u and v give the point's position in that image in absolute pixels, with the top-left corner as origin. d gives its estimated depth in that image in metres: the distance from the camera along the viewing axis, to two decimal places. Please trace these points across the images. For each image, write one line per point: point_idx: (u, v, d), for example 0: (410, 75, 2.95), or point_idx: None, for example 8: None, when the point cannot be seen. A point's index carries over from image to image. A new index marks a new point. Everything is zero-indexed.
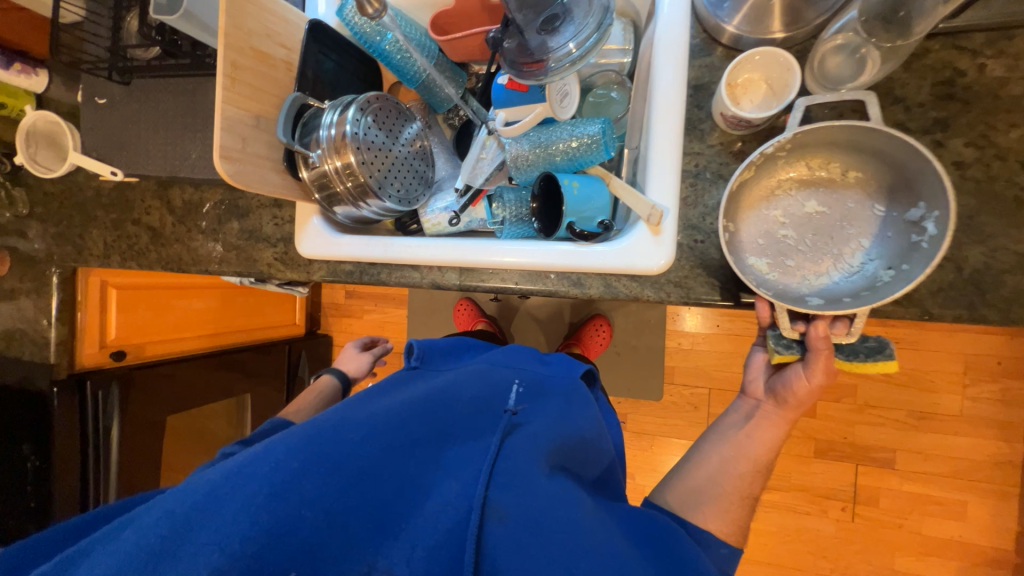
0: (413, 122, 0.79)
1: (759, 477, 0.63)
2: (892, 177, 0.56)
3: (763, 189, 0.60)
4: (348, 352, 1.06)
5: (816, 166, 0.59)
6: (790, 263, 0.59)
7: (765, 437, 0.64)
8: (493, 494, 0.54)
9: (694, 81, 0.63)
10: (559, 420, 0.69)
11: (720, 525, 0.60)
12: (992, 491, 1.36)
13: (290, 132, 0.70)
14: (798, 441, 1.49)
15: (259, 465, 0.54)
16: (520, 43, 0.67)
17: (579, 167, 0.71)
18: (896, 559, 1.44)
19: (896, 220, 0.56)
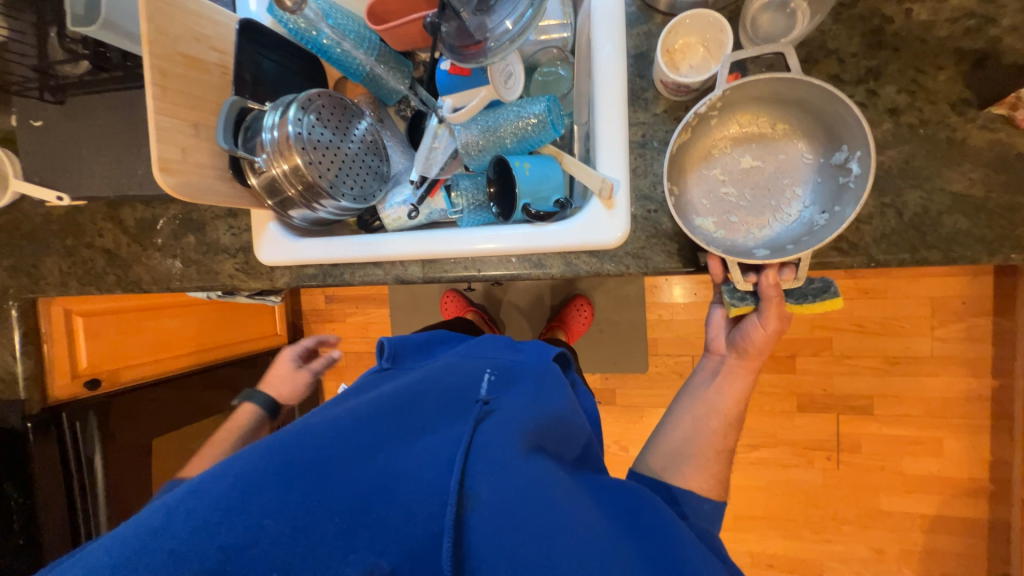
0: (362, 118, 0.78)
1: (732, 431, 0.65)
2: (812, 121, 0.55)
3: (700, 151, 0.59)
4: (278, 369, 1.02)
5: (746, 122, 0.58)
6: (734, 220, 0.59)
7: (733, 390, 0.66)
8: (470, 483, 0.55)
9: (634, 50, 0.62)
10: (532, 403, 0.69)
11: (699, 481, 0.61)
12: (966, 425, 1.42)
13: (232, 137, 0.69)
14: (781, 398, 1.54)
15: (223, 482, 0.52)
16: (458, 26, 0.65)
17: (530, 148, 0.71)
18: (882, 501, 1.50)
19: (825, 161, 0.55)
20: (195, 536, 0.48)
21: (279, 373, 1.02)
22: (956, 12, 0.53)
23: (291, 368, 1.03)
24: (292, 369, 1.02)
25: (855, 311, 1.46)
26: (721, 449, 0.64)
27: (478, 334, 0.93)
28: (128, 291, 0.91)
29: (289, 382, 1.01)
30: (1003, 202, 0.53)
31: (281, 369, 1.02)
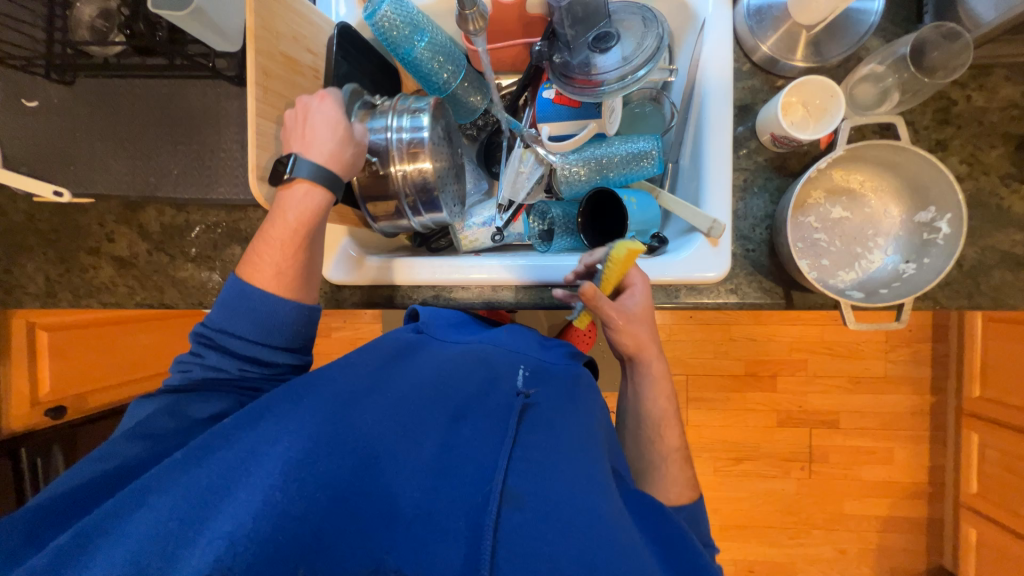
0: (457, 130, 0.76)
1: (670, 431, 0.66)
2: (899, 183, 0.63)
3: (799, 198, 0.66)
4: (315, 119, 0.57)
5: (840, 178, 0.66)
6: (829, 266, 0.66)
7: (656, 400, 0.67)
8: (511, 480, 0.49)
9: (737, 103, 0.68)
10: (581, 402, 0.62)
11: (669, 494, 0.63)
12: (911, 436, 1.65)
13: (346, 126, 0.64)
14: (762, 413, 1.69)
15: (276, 442, 0.48)
16: (571, 60, 0.68)
17: (627, 181, 0.74)
18: (845, 505, 1.68)
19: (904, 218, 0.64)
20: (235, 500, 0.44)
21: (318, 129, 0.57)
22: (1006, 102, 0.64)
23: (343, 133, 0.58)
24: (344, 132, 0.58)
25: (827, 334, 1.65)
26: (674, 449, 0.66)
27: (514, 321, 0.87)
28: (147, 305, 0.79)
29: (346, 161, 0.59)
30: None
31: (325, 125, 0.57)
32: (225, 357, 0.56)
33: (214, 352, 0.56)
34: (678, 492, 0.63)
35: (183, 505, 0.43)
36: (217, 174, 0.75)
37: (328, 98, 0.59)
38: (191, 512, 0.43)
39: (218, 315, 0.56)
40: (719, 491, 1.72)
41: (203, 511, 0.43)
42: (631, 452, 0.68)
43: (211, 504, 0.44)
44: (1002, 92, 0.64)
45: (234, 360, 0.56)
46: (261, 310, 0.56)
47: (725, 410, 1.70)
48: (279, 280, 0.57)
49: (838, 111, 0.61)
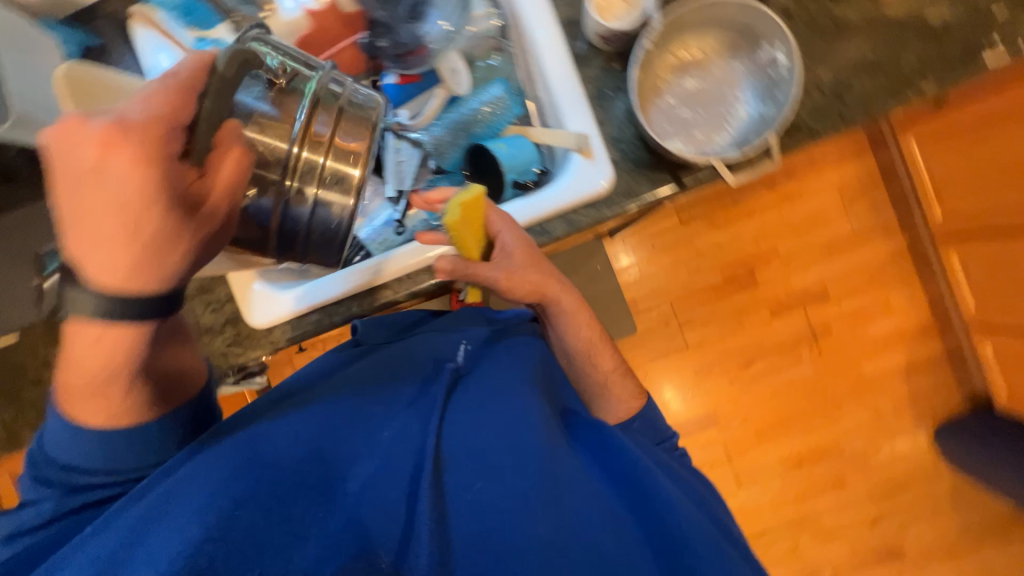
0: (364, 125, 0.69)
1: (607, 356, 0.79)
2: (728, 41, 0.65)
3: (650, 85, 0.67)
4: (97, 191, 0.43)
5: (679, 51, 0.67)
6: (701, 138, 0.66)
7: (582, 334, 0.76)
8: (444, 451, 0.60)
9: (564, 19, 0.70)
10: (512, 382, 0.69)
11: (621, 411, 0.79)
12: (900, 280, 1.66)
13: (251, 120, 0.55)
14: (754, 311, 1.70)
15: (201, 474, 0.52)
16: (395, 39, 0.71)
17: (497, 131, 0.76)
18: (865, 368, 1.69)
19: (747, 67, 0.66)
20: (170, 527, 0.49)
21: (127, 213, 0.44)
22: None
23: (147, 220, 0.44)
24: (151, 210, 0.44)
25: (784, 215, 1.67)
26: (610, 369, 0.79)
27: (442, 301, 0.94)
28: None
29: (155, 263, 0.45)
30: (887, 58, 0.65)
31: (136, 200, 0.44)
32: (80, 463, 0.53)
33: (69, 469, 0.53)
34: (622, 405, 0.79)
35: (118, 541, 0.48)
36: None
37: (116, 145, 0.42)
38: (151, 541, 0.48)
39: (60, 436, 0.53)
40: (743, 399, 1.73)
41: (161, 540, 0.48)
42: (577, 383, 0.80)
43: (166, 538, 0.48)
44: None
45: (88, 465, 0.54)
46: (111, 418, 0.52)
47: (719, 322, 1.71)
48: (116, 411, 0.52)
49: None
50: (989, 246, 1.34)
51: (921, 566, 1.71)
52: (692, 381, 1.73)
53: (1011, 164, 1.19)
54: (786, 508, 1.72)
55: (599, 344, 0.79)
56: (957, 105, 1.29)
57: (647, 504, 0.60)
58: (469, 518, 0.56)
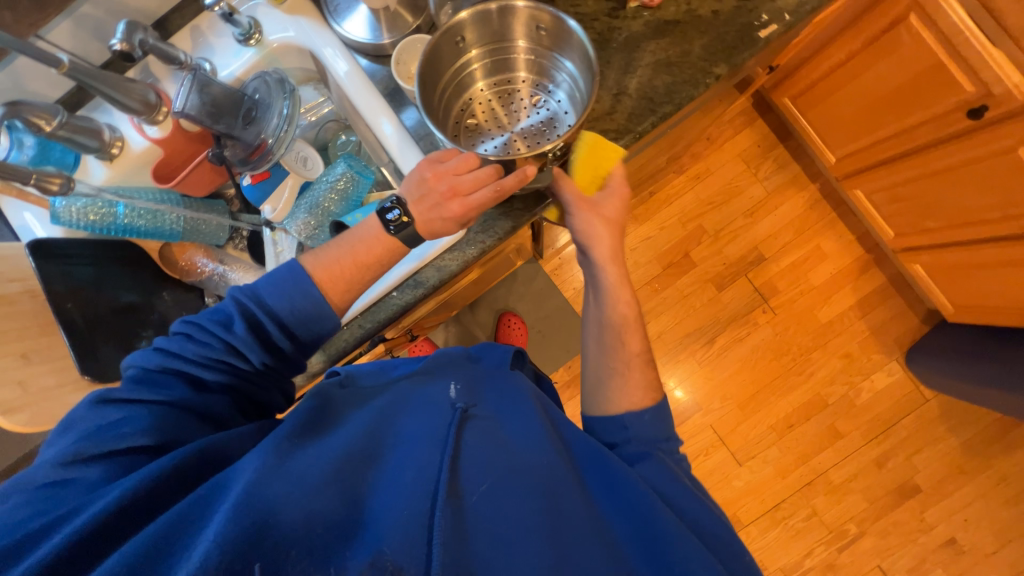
0: (510, 94, 0.72)
1: (635, 336, 0.79)
2: (504, 22, 0.66)
3: (525, 105, 0.71)
4: (463, 179, 0.62)
5: (547, 73, 0.71)
6: (531, 117, 0.71)
7: (620, 302, 0.78)
8: (464, 475, 0.56)
9: (387, 90, 0.75)
10: (526, 423, 0.67)
11: (641, 393, 0.76)
12: (823, 225, 1.71)
13: (493, 107, 0.72)
14: (701, 290, 1.73)
15: (221, 495, 0.45)
16: (239, 144, 0.76)
17: (355, 203, 0.77)
18: (822, 316, 1.71)
19: (530, 39, 0.68)
20: (189, 544, 0.41)
21: (468, 170, 0.63)
22: None
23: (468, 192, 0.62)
24: (458, 187, 0.62)
25: (700, 195, 1.74)
26: (636, 356, 0.79)
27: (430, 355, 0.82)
28: None
29: None
30: (678, 54, 0.71)
31: (462, 173, 0.62)
32: (166, 380, 0.55)
33: (149, 384, 0.54)
34: (642, 395, 0.76)
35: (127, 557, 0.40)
36: None
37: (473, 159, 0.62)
38: (162, 550, 0.41)
39: (213, 309, 0.59)
40: (718, 376, 1.73)
41: (183, 533, 0.42)
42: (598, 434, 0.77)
43: (180, 548, 0.41)
44: None
45: (147, 406, 0.52)
46: (286, 288, 0.59)
47: (672, 308, 1.73)
48: (314, 313, 0.60)
49: (493, 46, 0.69)
50: (879, 176, 1.41)
51: (940, 498, 1.67)
52: (663, 373, 1.72)
53: (870, 100, 1.27)
54: (791, 475, 1.69)
55: (632, 326, 0.80)
56: (805, 66, 1.37)
57: (650, 536, 0.59)
58: (495, 537, 0.52)
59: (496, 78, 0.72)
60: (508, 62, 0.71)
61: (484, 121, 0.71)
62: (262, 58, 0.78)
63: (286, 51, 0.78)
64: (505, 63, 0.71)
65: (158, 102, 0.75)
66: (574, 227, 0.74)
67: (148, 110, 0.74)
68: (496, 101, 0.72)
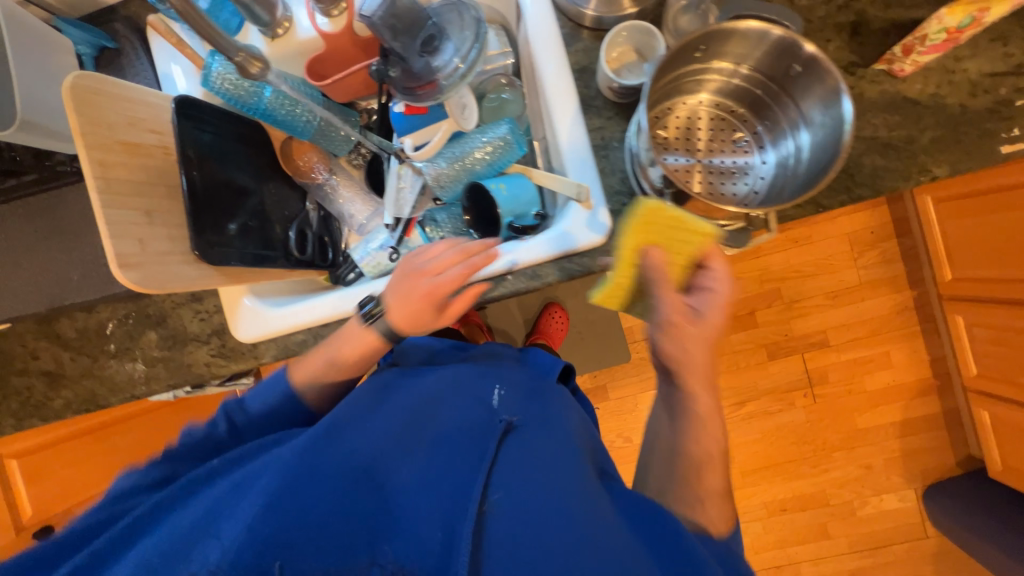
0: (728, 126, 0.61)
1: (716, 473, 0.57)
2: (780, 54, 0.53)
3: (728, 147, 0.61)
4: (444, 249, 0.64)
5: (779, 128, 0.59)
6: (726, 165, 0.61)
7: (706, 438, 0.58)
8: (490, 493, 0.51)
9: (576, 65, 0.68)
10: (559, 433, 0.60)
11: (720, 519, 0.55)
12: (902, 334, 1.62)
13: (699, 129, 0.62)
14: (751, 352, 1.67)
15: (252, 488, 0.50)
16: (406, 69, 0.70)
17: (499, 169, 0.74)
18: (859, 420, 1.65)
19: (781, 80, 0.56)
20: (220, 533, 0.46)
21: (435, 256, 0.64)
22: None
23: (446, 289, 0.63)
24: (428, 268, 0.64)
25: (791, 259, 1.63)
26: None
27: (488, 344, 0.81)
28: (87, 411, 0.81)
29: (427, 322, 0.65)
30: (900, 137, 0.64)
31: (432, 256, 0.64)
32: None
33: None
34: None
35: (157, 545, 0.46)
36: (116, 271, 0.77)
37: (450, 244, 0.66)
38: (187, 538, 0.47)
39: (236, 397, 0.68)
40: (734, 438, 1.70)
41: (210, 525, 0.47)
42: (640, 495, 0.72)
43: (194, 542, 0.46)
44: None
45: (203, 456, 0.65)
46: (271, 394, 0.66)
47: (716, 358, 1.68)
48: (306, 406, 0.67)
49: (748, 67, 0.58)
50: (992, 313, 1.30)
51: None
52: None
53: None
54: (764, 552, 1.70)
55: (717, 460, 0.58)
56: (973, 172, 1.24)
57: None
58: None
59: (725, 100, 0.61)
60: (749, 91, 0.59)
61: (678, 138, 0.62)
62: None
63: None
64: (743, 92, 0.60)
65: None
66: (662, 348, 0.58)
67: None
68: (708, 123, 0.62)
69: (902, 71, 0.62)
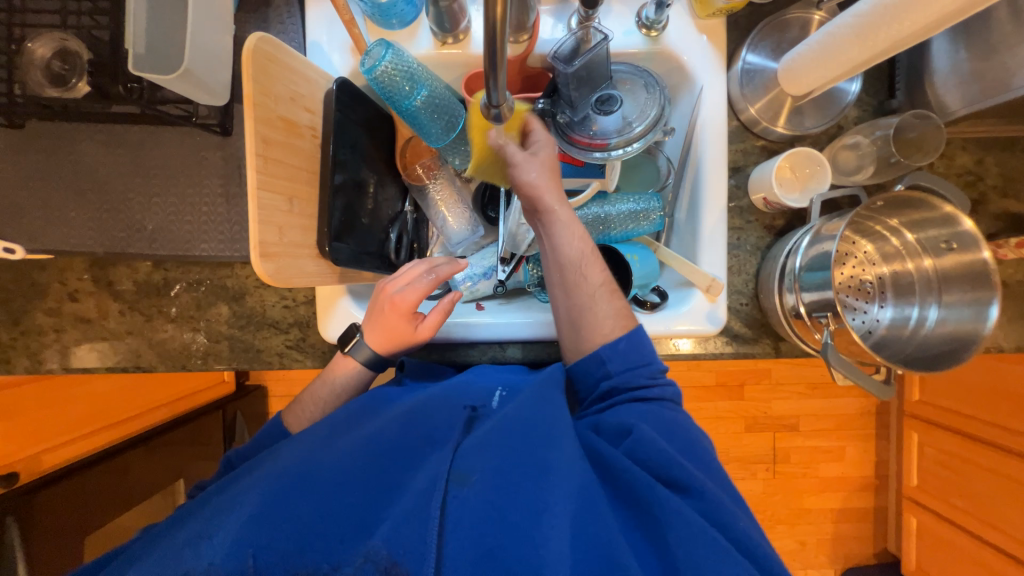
0: (866, 273, 0.67)
1: (593, 265, 0.63)
2: (945, 240, 0.58)
3: (859, 291, 0.66)
4: (405, 275, 0.66)
5: (909, 295, 0.64)
6: (854, 307, 0.66)
7: (575, 232, 0.62)
8: (461, 461, 0.52)
9: (730, 163, 0.72)
10: (552, 411, 0.58)
11: (604, 327, 0.62)
12: (860, 434, 1.80)
13: (844, 266, 0.67)
14: (731, 420, 1.78)
15: (237, 505, 0.51)
16: (571, 117, 0.71)
17: (629, 237, 0.75)
18: (805, 501, 1.82)
19: (930, 251, 0.61)
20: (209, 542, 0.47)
21: (406, 280, 0.65)
22: (962, 169, 0.71)
23: (416, 305, 0.64)
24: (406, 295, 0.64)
25: None
26: (599, 286, 0.63)
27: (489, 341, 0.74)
28: (120, 370, 0.73)
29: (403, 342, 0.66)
30: None
31: (401, 282, 0.65)
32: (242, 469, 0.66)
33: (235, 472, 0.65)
34: (614, 324, 0.62)
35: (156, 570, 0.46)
36: (199, 230, 0.70)
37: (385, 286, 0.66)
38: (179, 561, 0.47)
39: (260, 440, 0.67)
40: None
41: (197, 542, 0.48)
42: (577, 388, 0.66)
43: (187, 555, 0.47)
44: (959, 160, 0.71)
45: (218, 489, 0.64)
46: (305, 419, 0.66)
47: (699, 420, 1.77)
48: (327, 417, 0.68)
49: (907, 233, 0.63)
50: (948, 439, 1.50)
51: None
52: None
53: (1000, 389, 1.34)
54: None
55: (591, 258, 0.64)
56: None
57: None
58: (483, 532, 0.47)
59: (872, 249, 0.67)
60: (896, 252, 0.65)
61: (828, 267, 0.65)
62: (642, 52, 0.70)
63: (667, 61, 0.70)
64: (884, 242, 0.66)
65: (529, 27, 0.66)
66: (516, 177, 0.64)
67: (517, 28, 0.65)
68: (853, 264, 0.67)
69: (1004, 256, 0.70)
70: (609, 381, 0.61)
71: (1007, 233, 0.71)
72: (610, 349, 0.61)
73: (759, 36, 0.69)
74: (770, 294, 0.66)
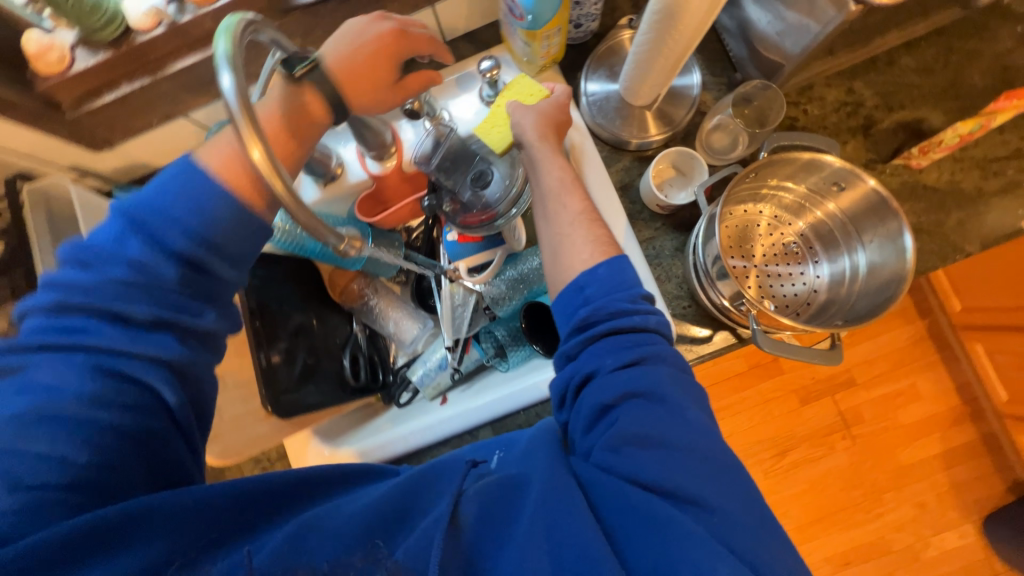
0: (787, 236, 0.65)
1: (575, 192, 0.58)
2: (839, 183, 0.58)
3: (788, 256, 0.64)
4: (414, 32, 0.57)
5: (834, 242, 0.62)
6: (789, 274, 0.64)
7: (551, 165, 0.58)
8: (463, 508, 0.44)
9: (618, 183, 0.73)
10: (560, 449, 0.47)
11: (591, 249, 0.54)
12: (924, 365, 1.64)
13: (761, 237, 0.65)
14: (783, 399, 1.65)
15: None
16: (458, 203, 0.73)
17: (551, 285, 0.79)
18: (903, 457, 1.63)
19: (826, 195, 0.61)
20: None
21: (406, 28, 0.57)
22: (838, 103, 0.71)
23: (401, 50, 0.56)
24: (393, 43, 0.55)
25: None
26: (579, 215, 0.57)
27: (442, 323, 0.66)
28: None
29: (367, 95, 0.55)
30: (932, 223, 0.67)
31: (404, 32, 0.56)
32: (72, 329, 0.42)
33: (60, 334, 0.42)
34: (591, 251, 0.54)
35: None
36: None
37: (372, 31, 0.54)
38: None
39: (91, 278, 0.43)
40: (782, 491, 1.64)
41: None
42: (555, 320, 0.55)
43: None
44: (830, 98, 0.71)
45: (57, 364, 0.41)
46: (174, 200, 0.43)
47: (748, 411, 1.65)
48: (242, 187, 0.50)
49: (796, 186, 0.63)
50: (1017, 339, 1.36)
51: None
52: None
53: None
54: None
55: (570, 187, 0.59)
56: None
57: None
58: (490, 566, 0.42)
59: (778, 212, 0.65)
60: (804, 208, 0.64)
61: (744, 247, 0.64)
62: None
63: None
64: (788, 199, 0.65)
65: (391, 142, 0.73)
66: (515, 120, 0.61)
67: (380, 149, 0.72)
68: (769, 233, 0.65)
69: (918, 166, 0.68)
70: (587, 305, 0.51)
71: (912, 143, 0.69)
72: (590, 275, 0.52)
73: (592, 68, 0.73)
74: (699, 291, 0.64)
